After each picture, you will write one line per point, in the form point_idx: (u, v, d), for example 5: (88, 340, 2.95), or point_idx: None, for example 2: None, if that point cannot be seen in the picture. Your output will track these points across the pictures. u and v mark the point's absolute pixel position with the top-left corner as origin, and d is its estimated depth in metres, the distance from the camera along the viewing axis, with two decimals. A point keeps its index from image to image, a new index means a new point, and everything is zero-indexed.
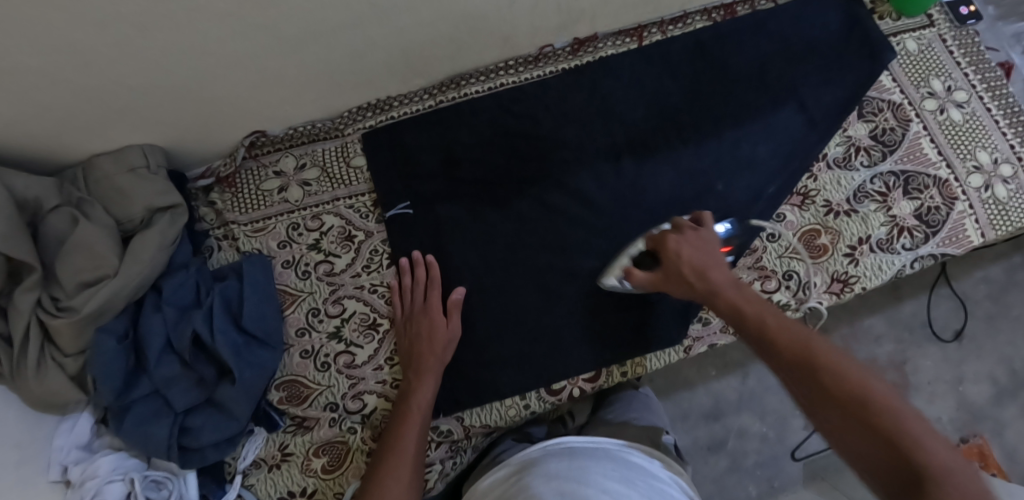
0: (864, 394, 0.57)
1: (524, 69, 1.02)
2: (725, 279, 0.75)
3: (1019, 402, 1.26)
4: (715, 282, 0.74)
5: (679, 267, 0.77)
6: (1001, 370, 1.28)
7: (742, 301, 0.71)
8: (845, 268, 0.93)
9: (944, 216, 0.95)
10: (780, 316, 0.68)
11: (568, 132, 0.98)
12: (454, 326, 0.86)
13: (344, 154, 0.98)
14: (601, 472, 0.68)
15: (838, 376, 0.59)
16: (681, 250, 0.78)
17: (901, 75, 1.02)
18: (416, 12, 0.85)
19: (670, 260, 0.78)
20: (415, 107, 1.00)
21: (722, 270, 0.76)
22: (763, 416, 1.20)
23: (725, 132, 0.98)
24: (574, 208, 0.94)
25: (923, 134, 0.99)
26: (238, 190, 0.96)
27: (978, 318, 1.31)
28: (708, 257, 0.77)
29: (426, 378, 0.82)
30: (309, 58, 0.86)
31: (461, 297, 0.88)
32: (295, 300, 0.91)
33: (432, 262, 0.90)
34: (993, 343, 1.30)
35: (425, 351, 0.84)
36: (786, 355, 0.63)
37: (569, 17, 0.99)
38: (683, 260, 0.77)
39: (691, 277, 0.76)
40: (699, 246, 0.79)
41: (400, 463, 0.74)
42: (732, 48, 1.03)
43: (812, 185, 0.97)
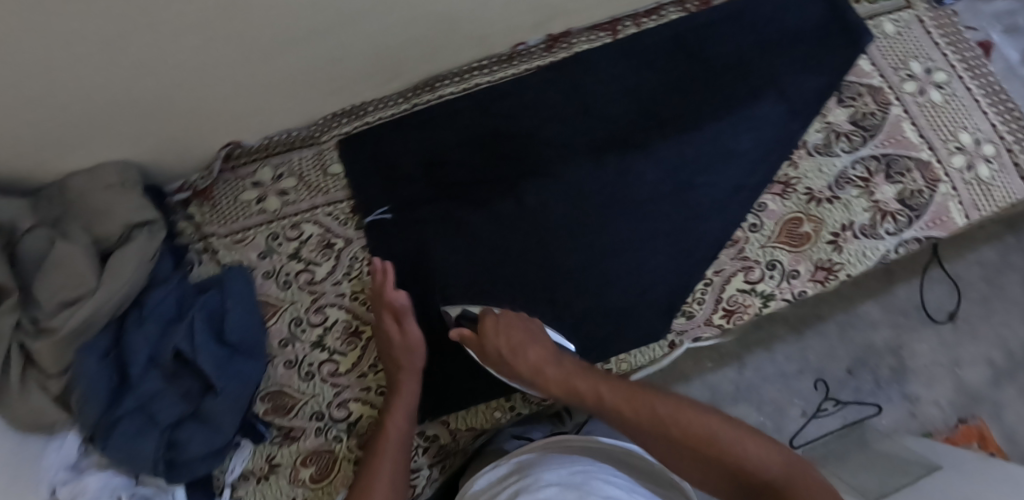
0: (703, 430, 0.68)
1: (499, 68, 0.99)
2: (538, 355, 0.78)
3: (1016, 383, 1.27)
4: (532, 360, 0.78)
5: (495, 346, 0.80)
6: (997, 351, 1.28)
7: (570, 376, 0.77)
8: (829, 255, 0.92)
9: (927, 200, 0.96)
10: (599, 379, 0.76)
11: (549, 129, 0.96)
12: (412, 330, 0.82)
13: (321, 162, 0.95)
14: (601, 478, 0.68)
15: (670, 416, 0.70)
16: (496, 325, 0.81)
17: (879, 59, 1.01)
18: (386, 17, 0.84)
19: (496, 348, 0.80)
20: (389, 112, 0.97)
21: (534, 348, 0.79)
22: (761, 405, 1.27)
23: (707, 124, 0.95)
24: (561, 207, 0.92)
25: (903, 117, 0.99)
26: (217, 203, 0.96)
27: (972, 300, 1.31)
28: (531, 340, 0.80)
29: (403, 392, 0.81)
30: (280, 68, 0.85)
31: (405, 301, 0.84)
32: (277, 310, 0.91)
33: (388, 268, 0.85)
34: (988, 324, 1.30)
35: (391, 366, 0.83)
36: (629, 418, 0.71)
37: (544, 15, 0.96)
38: (500, 338, 0.80)
39: (505, 355, 0.79)
40: (510, 322, 0.81)
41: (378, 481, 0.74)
42: (710, 40, 1.01)
43: (793, 174, 0.95)
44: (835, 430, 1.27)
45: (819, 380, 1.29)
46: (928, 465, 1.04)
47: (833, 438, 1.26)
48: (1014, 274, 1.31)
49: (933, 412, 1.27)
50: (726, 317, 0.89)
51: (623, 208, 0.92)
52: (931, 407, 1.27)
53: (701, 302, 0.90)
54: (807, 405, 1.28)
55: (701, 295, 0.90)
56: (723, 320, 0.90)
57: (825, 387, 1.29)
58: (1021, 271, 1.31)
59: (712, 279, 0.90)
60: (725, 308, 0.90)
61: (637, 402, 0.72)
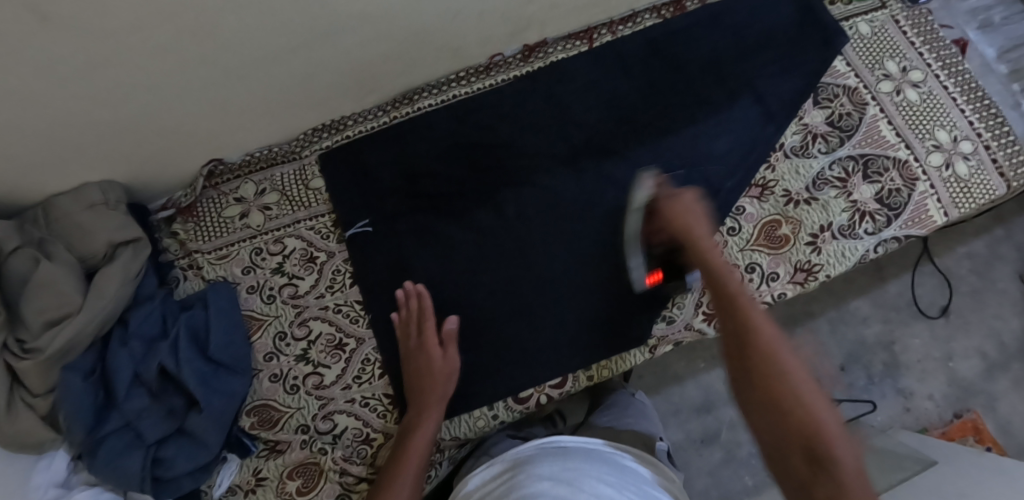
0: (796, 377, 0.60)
1: (476, 79, 0.99)
2: (702, 232, 0.73)
3: (1010, 375, 1.28)
4: (690, 230, 0.73)
5: (670, 214, 0.76)
6: (990, 344, 1.29)
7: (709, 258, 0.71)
8: (808, 256, 0.92)
9: (906, 198, 0.96)
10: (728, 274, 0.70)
11: (526, 138, 0.95)
12: (451, 357, 0.84)
13: (303, 178, 0.96)
14: (592, 474, 0.68)
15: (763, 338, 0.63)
16: (673, 202, 0.76)
17: (854, 59, 1.02)
18: (363, 32, 0.85)
19: (666, 209, 0.76)
20: (370, 125, 0.98)
21: (701, 223, 0.74)
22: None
23: (683, 128, 0.95)
24: (540, 216, 0.91)
25: (880, 117, 1.00)
26: (200, 219, 0.96)
27: (963, 293, 1.32)
28: (700, 219, 0.74)
29: (429, 410, 0.80)
30: (255, 85, 0.86)
31: (455, 326, 0.86)
32: (261, 325, 0.91)
33: (423, 293, 0.87)
34: (980, 316, 1.31)
35: (427, 385, 0.82)
36: (739, 320, 0.65)
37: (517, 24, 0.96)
38: (675, 205, 0.75)
39: (670, 220, 0.75)
40: (677, 202, 0.76)
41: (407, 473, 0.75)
42: (686, 43, 1.00)
43: (770, 177, 0.95)
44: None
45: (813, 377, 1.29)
46: (922, 460, 1.03)
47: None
48: (1004, 266, 1.33)
49: (929, 406, 1.27)
50: (705, 321, 0.90)
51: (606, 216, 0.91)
52: (926, 401, 1.27)
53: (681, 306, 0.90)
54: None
55: (680, 300, 0.90)
56: (702, 324, 0.90)
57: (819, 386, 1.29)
58: (1011, 262, 1.33)
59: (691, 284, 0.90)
60: (704, 312, 0.90)
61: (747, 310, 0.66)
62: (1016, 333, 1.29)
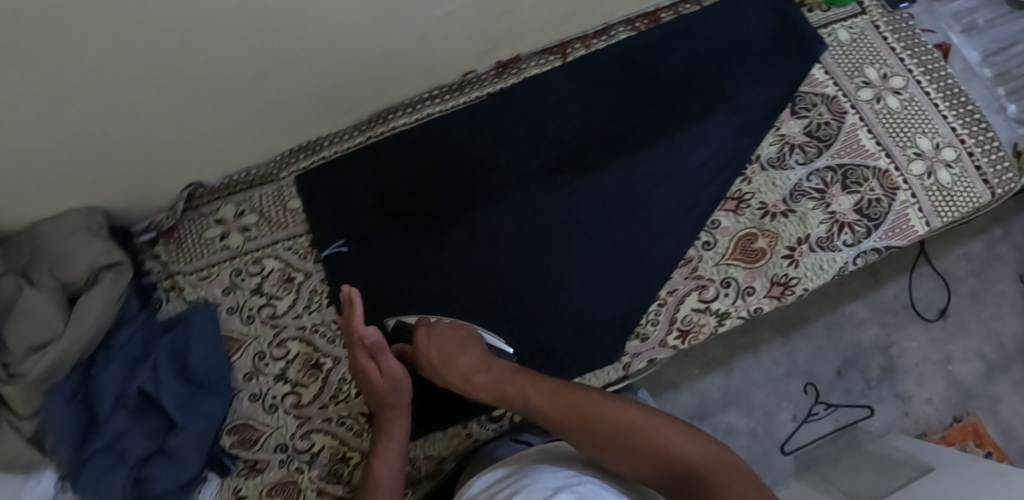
0: (623, 418, 0.66)
1: (450, 97, 0.99)
2: (478, 363, 0.78)
3: (1010, 376, 1.29)
4: (468, 370, 0.77)
5: (437, 359, 0.79)
6: (989, 346, 1.30)
7: (499, 375, 0.76)
8: (785, 270, 0.91)
9: (886, 208, 0.95)
10: (530, 379, 0.74)
11: (500, 154, 0.95)
12: (388, 366, 0.78)
13: (280, 199, 0.97)
14: (596, 483, 0.63)
15: (591, 413, 0.68)
16: (429, 343, 0.81)
17: (833, 67, 1.01)
18: (331, 57, 0.85)
19: (432, 348, 0.81)
20: (346, 145, 0.98)
21: (467, 354, 0.79)
22: (751, 411, 1.27)
23: (657, 141, 0.95)
24: (512, 233, 0.92)
25: (859, 125, 0.99)
26: (182, 241, 0.97)
27: (962, 294, 1.33)
28: (468, 350, 0.79)
29: (389, 427, 0.79)
30: (229, 110, 0.87)
31: (379, 337, 0.79)
32: (241, 345, 0.92)
33: (352, 298, 0.79)
34: (979, 317, 1.32)
35: (377, 404, 0.80)
36: (554, 411, 0.70)
37: (488, 42, 0.94)
38: (432, 353, 0.80)
39: (443, 368, 0.79)
40: (435, 334, 0.81)
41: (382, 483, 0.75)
42: (661, 56, 1.00)
43: (746, 189, 0.94)
44: (827, 433, 1.26)
45: (809, 382, 1.28)
46: (920, 466, 1.00)
47: (825, 441, 1.25)
48: (1003, 267, 1.35)
49: (928, 409, 1.27)
50: (681, 338, 0.87)
51: (582, 231, 0.91)
52: (925, 405, 1.28)
53: (656, 323, 0.88)
54: (798, 409, 1.27)
55: (654, 316, 0.88)
56: (678, 341, 0.88)
57: (814, 391, 1.29)
58: (1010, 263, 1.34)
59: (665, 300, 0.89)
60: (679, 328, 0.88)
61: (561, 402, 0.70)
62: (1015, 334, 1.31)
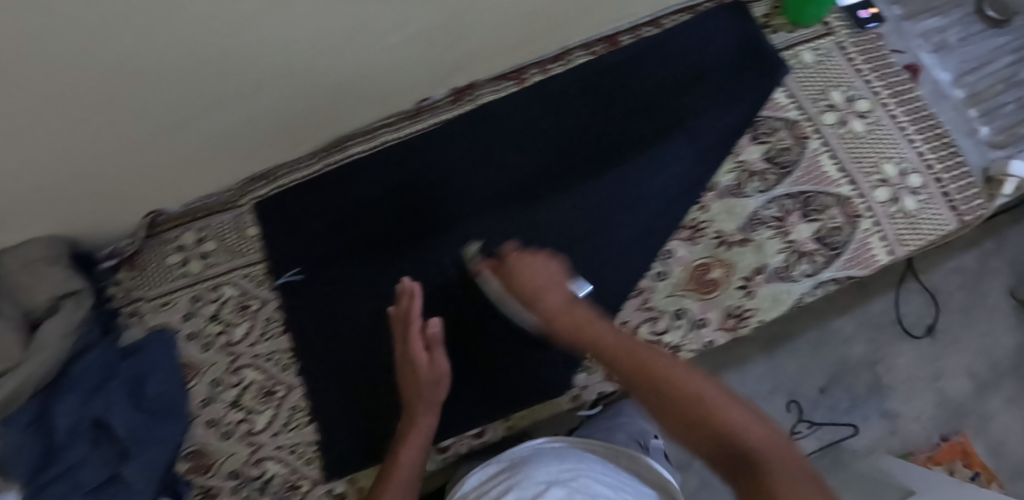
0: (689, 387, 0.60)
1: (406, 125, 0.98)
2: (558, 297, 0.75)
3: (1002, 392, 1.30)
4: (546, 302, 0.75)
5: (517, 280, 0.78)
6: (979, 362, 1.31)
7: (586, 319, 0.72)
8: (741, 301, 0.89)
9: (847, 237, 0.93)
10: (604, 325, 0.71)
11: (453, 181, 0.96)
12: (438, 361, 0.82)
13: (239, 226, 0.98)
14: (589, 475, 0.64)
15: (658, 369, 0.63)
16: (517, 265, 0.79)
17: (796, 91, 0.99)
18: (286, 92, 0.85)
19: (527, 282, 0.77)
20: (303, 173, 0.98)
21: (557, 290, 0.76)
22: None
23: (612, 168, 0.93)
24: (463, 261, 0.91)
25: (822, 150, 0.97)
26: (144, 268, 0.99)
27: (952, 309, 1.33)
28: (553, 282, 0.77)
29: (417, 419, 0.80)
30: (181, 143, 0.85)
31: (439, 330, 0.83)
32: (198, 372, 0.94)
33: (414, 291, 0.83)
34: (970, 333, 1.32)
35: (412, 393, 0.82)
36: (624, 360, 0.66)
37: (440, 71, 0.93)
38: (523, 279, 0.78)
39: (527, 295, 0.77)
40: (527, 262, 0.79)
41: (408, 447, 0.78)
42: (620, 81, 0.99)
43: (702, 217, 0.93)
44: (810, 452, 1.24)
45: (791, 400, 1.27)
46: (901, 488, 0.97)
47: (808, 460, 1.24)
48: (994, 280, 1.35)
49: (916, 427, 1.27)
50: None
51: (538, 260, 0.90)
52: (913, 422, 1.28)
53: None
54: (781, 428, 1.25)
55: None
56: None
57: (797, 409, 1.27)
58: (1002, 276, 1.35)
59: (616, 331, 0.88)
60: None
61: (640, 352, 0.66)
62: (1009, 349, 1.32)
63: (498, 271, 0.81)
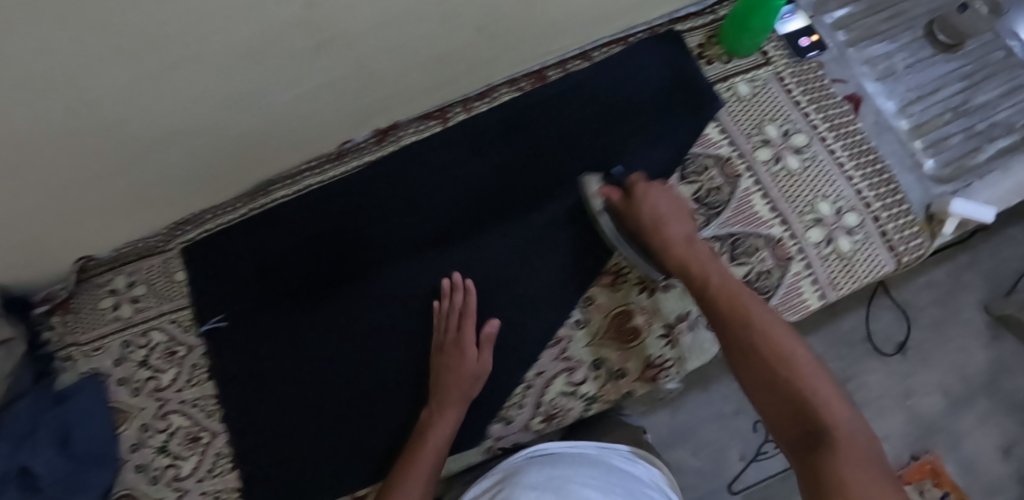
0: (784, 351, 0.64)
1: (331, 168, 0.98)
2: (686, 240, 0.78)
3: (975, 410, 1.30)
4: (670, 235, 0.78)
5: (645, 213, 0.80)
6: (951, 380, 1.31)
7: (704, 259, 0.75)
8: (661, 351, 0.87)
9: (776, 281, 0.90)
10: (721, 271, 0.74)
11: (374, 226, 0.95)
12: (484, 360, 0.85)
13: (168, 271, 0.98)
14: (579, 478, 0.69)
15: (747, 321, 0.67)
16: (649, 194, 0.81)
17: (729, 125, 0.96)
18: (194, 146, 0.82)
19: (648, 214, 0.79)
20: (230, 218, 0.98)
21: (680, 223, 0.79)
22: (700, 451, 1.26)
23: (533, 213, 0.92)
24: (383, 309, 0.92)
25: (754, 189, 0.93)
26: (78, 312, 0.98)
27: (923, 326, 1.34)
28: (673, 213, 0.80)
29: (449, 412, 0.82)
30: (91, 198, 0.84)
31: (494, 330, 0.86)
32: (128, 417, 0.94)
33: (470, 288, 0.88)
34: (942, 351, 1.33)
35: (450, 383, 0.83)
36: (720, 301, 0.70)
37: (356, 117, 0.92)
38: (648, 208, 0.80)
39: (647, 223, 0.79)
40: (662, 199, 0.81)
41: (439, 426, 0.80)
42: (545, 119, 0.96)
43: (625, 261, 0.90)
44: (776, 472, 1.25)
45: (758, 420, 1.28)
46: None
47: (774, 480, 1.25)
48: (968, 295, 1.35)
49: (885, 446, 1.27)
50: (546, 422, 0.86)
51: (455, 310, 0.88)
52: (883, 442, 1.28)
53: (521, 406, 0.87)
54: (747, 448, 1.26)
55: (520, 399, 0.87)
56: (542, 425, 0.86)
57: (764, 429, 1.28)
58: (976, 291, 1.35)
59: (532, 381, 0.87)
60: (545, 412, 0.86)
61: (734, 300, 0.70)
62: (981, 366, 1.32)
63: (630, 194, 0.82)
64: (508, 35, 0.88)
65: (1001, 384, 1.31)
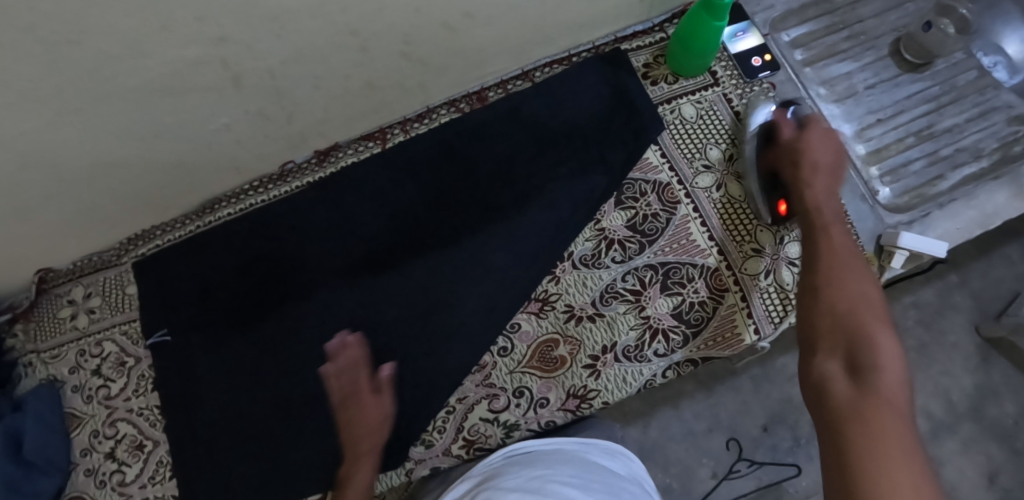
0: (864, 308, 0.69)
1: (273, 186, 1.00)
2: (825, 189, 0.83)
3: (956, 436, 1.17)
4: (816, 180, 0.83)
5: (807, 154, 0.85)
6: (936, 403, 1.18)
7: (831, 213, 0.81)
8: (584, 381, 0.87)
9: (709, 313, 0.87)
10: (841, 227, 0.80)
11: (310, 245, 0.95)
12: (384, 403, 0.82)
13: (120, 283, 1.01)
14: (558, 478, 0.70)
15: (848, 272, 0.73)
16: (815, 144, 0.86)
17: (671, 149, 0.94)
18: (128, 174, 0.85)
19: (808, 160, 0.85)
20: (177, 234, 1.00)
21: (829, 181, 0.84)
22: (666, 466, 1.15)
23: (465, 238, 0.91)
24: (314, 329, 0.91)
25: (692, 216, 0.91)
26: (37, 321, 1.01)
27: (908, 348, 1.21)
28: (829, 170, 0.85)
29: (363, 466, 0.79)
30: (34, 224, 0.87)
31: (389, 373, 0.84)
32: (80, 423, 0.96)
33: (356, 340, 0.84)
34: (927, 373, 1.20)
35: (358, 436, 0.80)
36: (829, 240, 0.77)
37: (291, 140, 0.94)
38: (808, 153, 0.85)
39: (806, 161, 0.85)
40: (825, 153, 0.85)
41: (356, 486, 0.78)
42: (480, 141, 0.96)
43: (553, 289, 0.90)
44: (748, 493, 1.15)
45: (732, 438, 1.17)
46: None
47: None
48: (957, 317, 1.22)
49: None
50: (466, 447, 0.87)
51: (373, 345, 0.88)
52: None
53: (442, 430, 0.87)
54: (718, 466, 1.16)
55: (442, 423, 0.87)
56: (462, 450, 0.87)
57: (738, 446, 1.17)
58: (964, 312, 1.22)
59: (454, 407, 0.88)
60: (465, 438, 0.87)
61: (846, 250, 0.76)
62: (967, 391, 1.19)
63: (801, 135, 0.87)
64: (435, 58, 0.87)
65: (986, 411, 1.18)
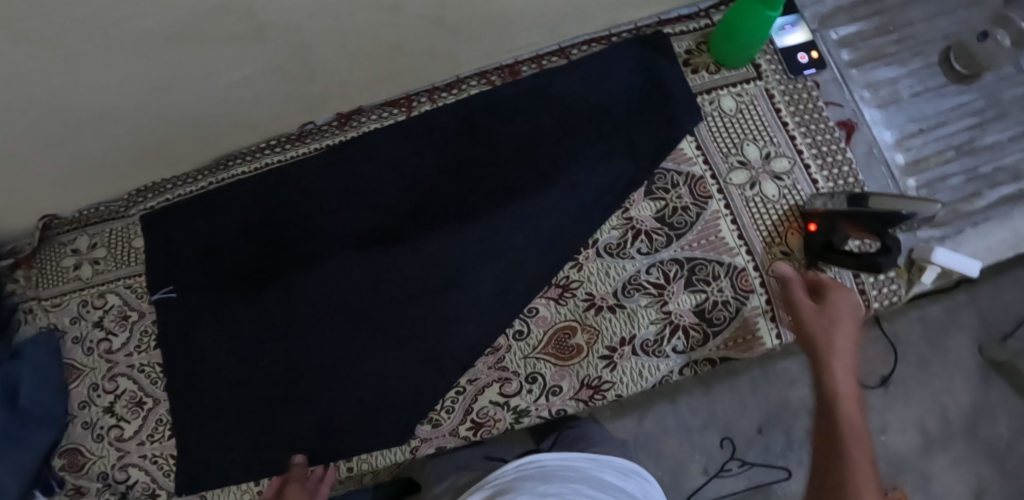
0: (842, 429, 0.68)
1: (290, 148, 0.96)
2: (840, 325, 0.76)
3: (947, 451, 1.17)
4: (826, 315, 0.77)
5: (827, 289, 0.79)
6: (931, 418, 1.18)
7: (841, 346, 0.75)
8: (599, 372, 0.85)
9: (731, 313, 0.85)
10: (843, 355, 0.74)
11: (320, 212, 0.92)
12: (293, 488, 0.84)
13: (127, 236, 0.97)
14: None
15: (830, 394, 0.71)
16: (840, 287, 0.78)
17: (707, 143, 0.91)
18: (140, 125, 0.82)
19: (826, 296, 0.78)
20: (187, 189, 0.96)
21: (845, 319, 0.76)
22: (658, 459, 1.15)
23: (483, 216, 0.88)
24: (324, 296, 0.89)
25: (723, 213, 0.88)
26: (40, 268, 0.98)
27: (910, 362, 1.20)
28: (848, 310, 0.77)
29: None
30: (35, 169, 0.83)
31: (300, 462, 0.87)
32: (80, 375, 0.94)
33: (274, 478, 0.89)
34: (925, 388, 1.19)
35: None
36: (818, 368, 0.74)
37: (311, 100, 0.90)
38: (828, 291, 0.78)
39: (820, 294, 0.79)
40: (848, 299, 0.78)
41: None
42: (506, 119, 0.93)
43: (574, 276, 0.88)
44: (737, 492, 1.14)
45: (726, 436, 1.16)
46: None
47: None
48: (962, 334, 1.21)
49: None
50: (472, 430, 0.85)
51: (384, 320, 0.88)
52: None
53: (451, 411, 0.86)
54: (710, 462, 1.15)
55: (450, 404, 0.86)
56: (469, 432, 0.85)
57: (731, 446, 1.16)
58: (969, 330, 1.21)
59: (464, 388, 0.86)
60: (473, 420, 0.85)
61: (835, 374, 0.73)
62: (963, 409, 1.18)
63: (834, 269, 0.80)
64: (467, 25, 0.84)
65: (980, 429, 1.18)
